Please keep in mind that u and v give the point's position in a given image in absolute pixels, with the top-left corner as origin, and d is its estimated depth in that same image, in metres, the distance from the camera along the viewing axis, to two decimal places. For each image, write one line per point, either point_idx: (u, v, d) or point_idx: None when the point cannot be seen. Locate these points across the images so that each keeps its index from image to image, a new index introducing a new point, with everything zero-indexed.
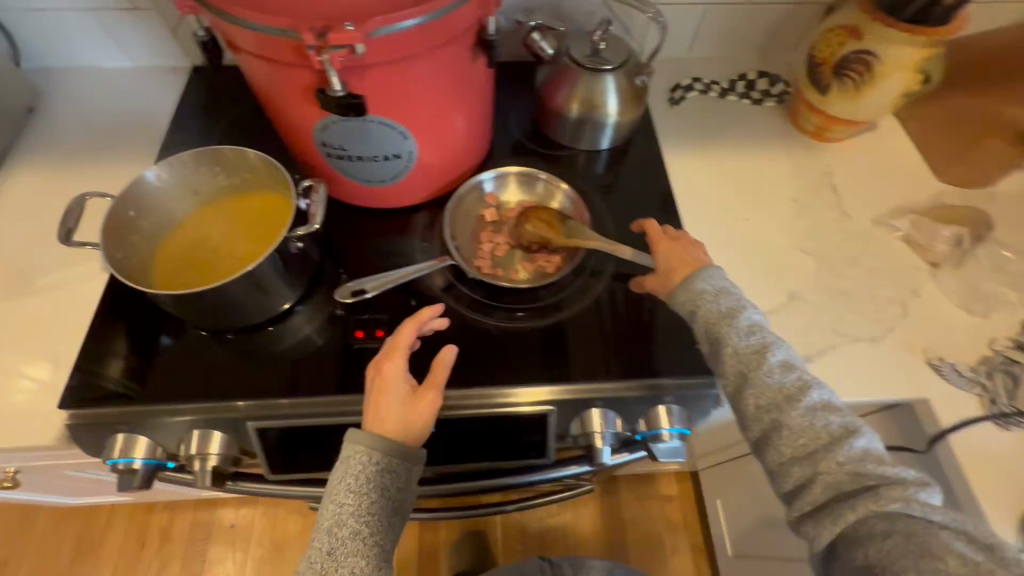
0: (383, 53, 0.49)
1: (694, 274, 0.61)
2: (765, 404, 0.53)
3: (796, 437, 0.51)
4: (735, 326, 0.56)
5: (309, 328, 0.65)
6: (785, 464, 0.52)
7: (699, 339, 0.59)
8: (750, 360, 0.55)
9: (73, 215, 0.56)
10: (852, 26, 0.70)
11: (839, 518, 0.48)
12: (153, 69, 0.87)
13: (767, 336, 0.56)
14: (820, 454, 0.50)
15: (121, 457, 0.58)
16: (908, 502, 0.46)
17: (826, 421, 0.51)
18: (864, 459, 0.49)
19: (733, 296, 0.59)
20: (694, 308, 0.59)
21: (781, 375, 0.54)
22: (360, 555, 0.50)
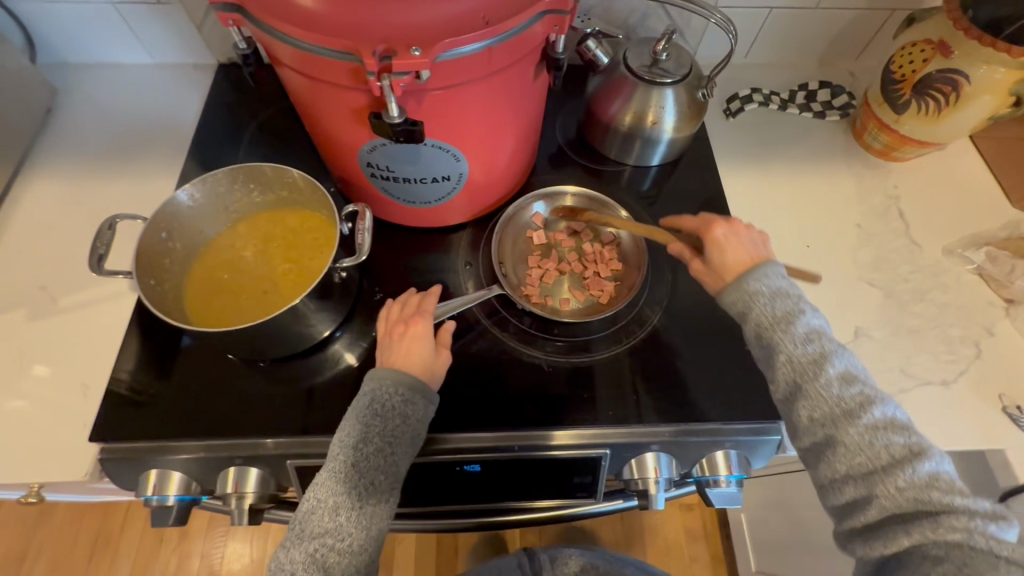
0: (446, 76, 0.45)
1: (747, 270, 0.52)
2: (819, 418, 0.47)
3: (854, 456, 0.45)
4: (791, 333, 0.49)
5: (350, 355, 0.62)
6: (837, 481, 0.46)
7: (751, 346, 0.52)
8: (805, 370, 0.48)
9: (103, 238, 0.52)
10: (939, 41, 0.64)
11: (891, 542, 0.43)
12: (178, 67, 0.82)
13: (828, 344, 0.48)
14: (877, 477, 0.44)
15: (155, 494, 0.55)
16: (974, 536, 0.40)
17: (887, 442, 0.44)
18: (930, 487, 0.42)
19: (792, 298, 0.50)
20: (743, 308, 0.52)
21: (840, 389, 0.47)
22: (380, 474, 0.50)
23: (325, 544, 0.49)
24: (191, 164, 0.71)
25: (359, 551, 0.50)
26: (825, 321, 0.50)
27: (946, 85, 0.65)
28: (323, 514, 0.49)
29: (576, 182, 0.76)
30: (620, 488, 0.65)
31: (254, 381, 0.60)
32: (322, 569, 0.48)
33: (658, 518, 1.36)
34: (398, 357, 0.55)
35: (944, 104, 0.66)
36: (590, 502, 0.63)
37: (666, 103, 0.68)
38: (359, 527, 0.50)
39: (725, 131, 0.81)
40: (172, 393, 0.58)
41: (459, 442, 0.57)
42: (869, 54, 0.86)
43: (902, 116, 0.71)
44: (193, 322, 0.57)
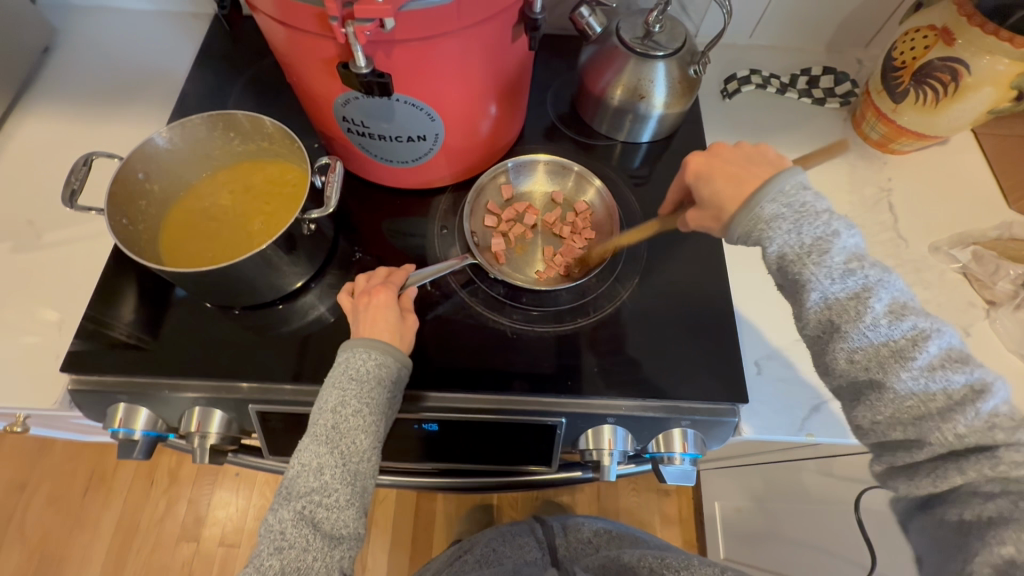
0: (416, 28, 0.44)
1: (757, 193, 0.48)
2: (865, 360, 0.44)
3: (902, 401, 0.43)
4: (824, 266, 0.45)
5: (320, 308, 0.63)
6: (880, 423, 0.45)
7: (771, 273, 0.49)
8: (843, 307, 0.45)
9: (78, 174, 0.53)
10: (943, 28, 0.62)
11: (942, 480, 0.42)
12: (175, 15, 0.82)
13: (870, 274, 0.45)
14: (931, 421, 0.42)
15: (121, 427, 0.57)
16: None
17: (947, 382, 0.42)
18: (991, 428, 0.41)
19: (821, 219, 0.46)
20: (760, 237, 0.48)
21: (889, 327, 0.44)
22: (360, 431, 0.51)
23: (312, 501, 0.49)
24: (179, 112, 0.71)
25: (347, 506, 0.50)
26: (860, 239, 0.47)
27: (945, 74, 0.62)
28: (308, 473, 0.50)
29: (563, 154, 0.75)
30: (578, 460, 0.66)
31: (225, 326, 0.61)
32: (312, 524, 0.49)
33: (635, 500, 1.37)
34: (365, 325, 0.55)
35: (943, 94, 0.64)
36: (547, 470, 0.64)
37: (656, 77, 0.66)
38: (345, 483, 0.50)
39: (721, 112, 0.79)
40: (141, 334, 0.60)
41: (437, 402, 0.58)
42: (879, 42, 0.83)
43: (900, 105, 0.68)
44: (166, 264, 0.58)
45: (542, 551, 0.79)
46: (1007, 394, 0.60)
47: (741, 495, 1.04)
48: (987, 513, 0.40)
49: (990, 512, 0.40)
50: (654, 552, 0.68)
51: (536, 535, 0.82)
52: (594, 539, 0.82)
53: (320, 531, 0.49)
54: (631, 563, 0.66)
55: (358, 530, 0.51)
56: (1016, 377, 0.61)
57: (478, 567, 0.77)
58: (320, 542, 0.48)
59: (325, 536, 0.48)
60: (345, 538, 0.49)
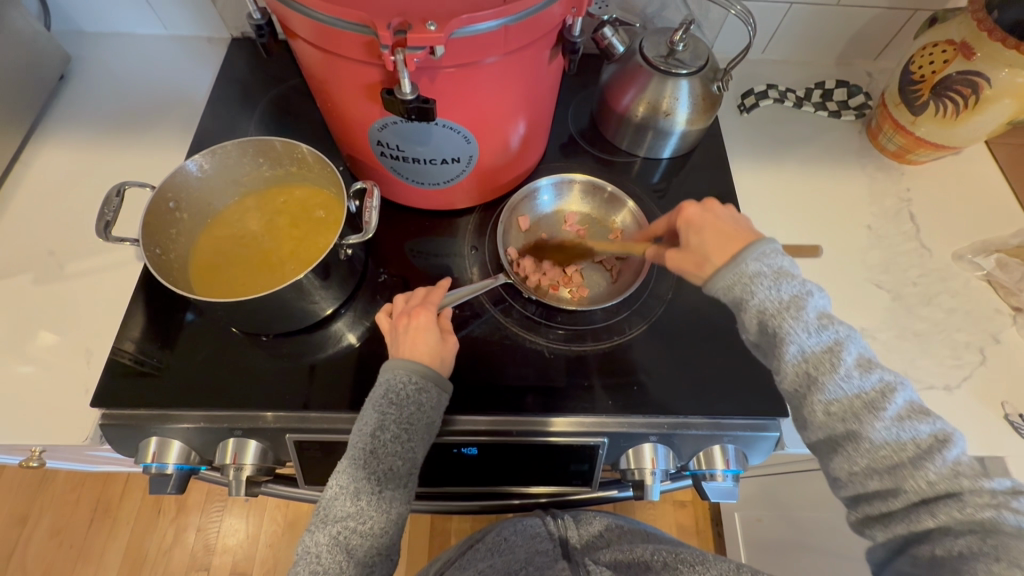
0: (462, 53, 0.45)
1: (743, 248, 0.48)
2: (839, 413, 0.44)
3: (878, 451, 0.42)
4: (801, 320, 0.45)
5: (351, 333, 0.62)
6: (857, 475, 0.43)
7: (749, 331, 0.48)
8: (819, 361, 0.44)
9: (111, 205, 0.52)
10: (961, 42, 0.63)
11: (914, 524, 0.41)
12: (192, 41, 0.82)
13: (840, 330, 0.45)
14: (905, 470, 0.41)
15: (154, 461, 0.55)
16: (998, 510, 0.38)
17: (914, 432, 0.42)
18: (957, 475, 0.40)
19: (797, 279, 0.47)
20: (740, 292, 0.47)
21: (861, 379, 0.44)
22: (398, 457, 0.50)
23: (347, 527, 0.48)
24: (201, 137, 0.71)
25: (381, 533, 0.49)
26: (831, 302, 0.47)
27: (964, 87, 0.64)
28: (345, 498, 0.48)
29: (586, 171, 0.75)
30: (616, 478, 0.66)
31: (256, 354, 0.60)
32: (346, 551, 0.48)
33: (651, 512, 1.35)
34: (402, 351, 0.53)
35: (963, 107, 0.65)
36: (586, 490, 0.63)
37: (680, 94, 0.67)
38: (380, 510, 0.49)
39: (739, 126, 0.80)
40: (146, 356, 0.58)
41: (467, 425, 0.57)
42: (888, 55, 0.85)
43: (919, 118, 0.70)
44: (197, 292, 0.57)
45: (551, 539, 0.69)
46: None
47: (764, 505, 1.03)
48: (959, 547, 0.39)
49: (960, 547, 0.39)
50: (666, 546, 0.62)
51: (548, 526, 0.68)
52: (605, 533, 0.69)
53: (353, 557, 0.48)
54: (642, 559, 0.60)
55: (387, 555, 0.50)
56: None
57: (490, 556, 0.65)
58: (353, 568, 0.48)
59: (357, 563, 0.48)
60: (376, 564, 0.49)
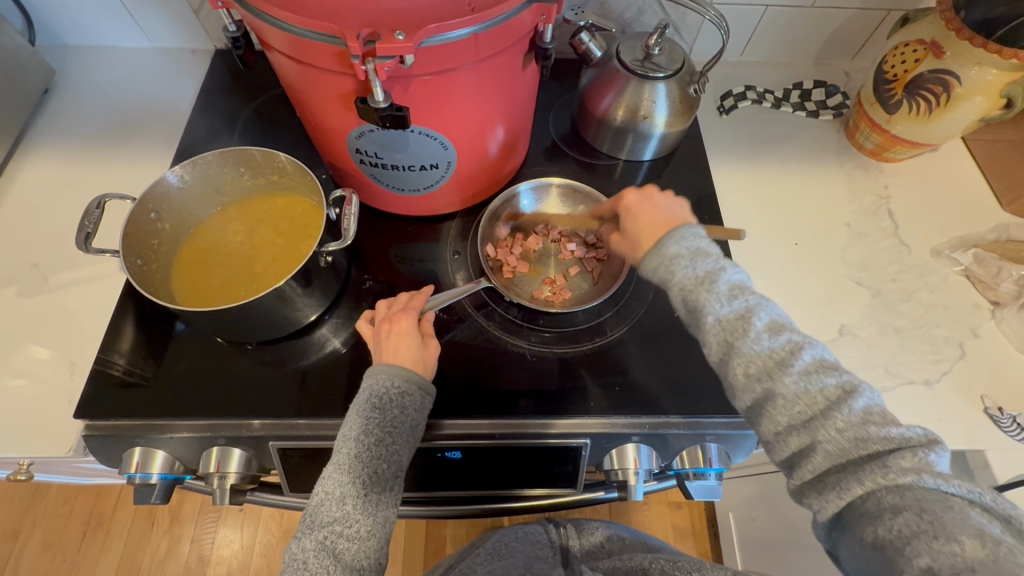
0: (433, 61, 0.45)
1: (666, 235, 0.51)
2: (754, 373, 0.45)
3: (793, 406, 0.43)
4: (714, 291, 0.47)
5: (335, 340, 0.63)
6: (781, 434, 0.44)
7: (676, 307, 0.50)
8: (734, 327, 0.46)
9: (92, 217, 0.53)
10: (931, 41, 0.65)
11: (845, 491, 0.40)
12: (176, 53, 0.83)
13: (752, 298, 0.47)
14: (820, 423, 0.42)
15: (138, 472, 0.56)
16: (920, 473, 0.38)
17: (822, 385, 0.43)
18: (866, 424, 0.41)
19: (711, 256, 0.49)
20: (665, 270, 0.50)
21: (770, 340, 0.45)
22: (382, 460, 0.49)
23: (334, 531, 0.47)
24: (185, 149, 0.71)
25: (369, 537, 0.48)
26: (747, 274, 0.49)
27: (936, 85, 0.65)
28: (331, 502, 0.48)
29: (569, 175, 0.76)
30: (601, 480, 0.66)
31: (241, 363, 0.60)
32: (334, 556, 0.46)
33: (647, 514, 1.35)
34: (385, 355, 0.54)
35: (935, 105, 0.66)
36: (572, 492, 0.64)
37: (657, 97, 0.68)
38: (367, 514, 0.48)
39: (719, 128, 0.81)
40: (133, 367, 0.59)
41: (454, 429, 0.57)
42: (865, 54, 0.86)
43: (893, 116, 0.71)
44: (179, 302, 0.58)
45: (554, 551, 0.71)
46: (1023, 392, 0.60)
47: (757, 505, 1.03)
48: (898, 527, 0.37)
49: (900, 525, 0.37)
50: (664, 556, 0.63)
51: (550, 535, 0.74)
52: (606, 544, 0.71)
53: (341, 563, 0.46)
54: (640, 565, 0.61)
55: (378, 561, 0.49)
56: None
57: (490, 560, 0.67)
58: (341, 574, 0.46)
59: (346, 568, 0.46)
60: (365, 570, 0.48)
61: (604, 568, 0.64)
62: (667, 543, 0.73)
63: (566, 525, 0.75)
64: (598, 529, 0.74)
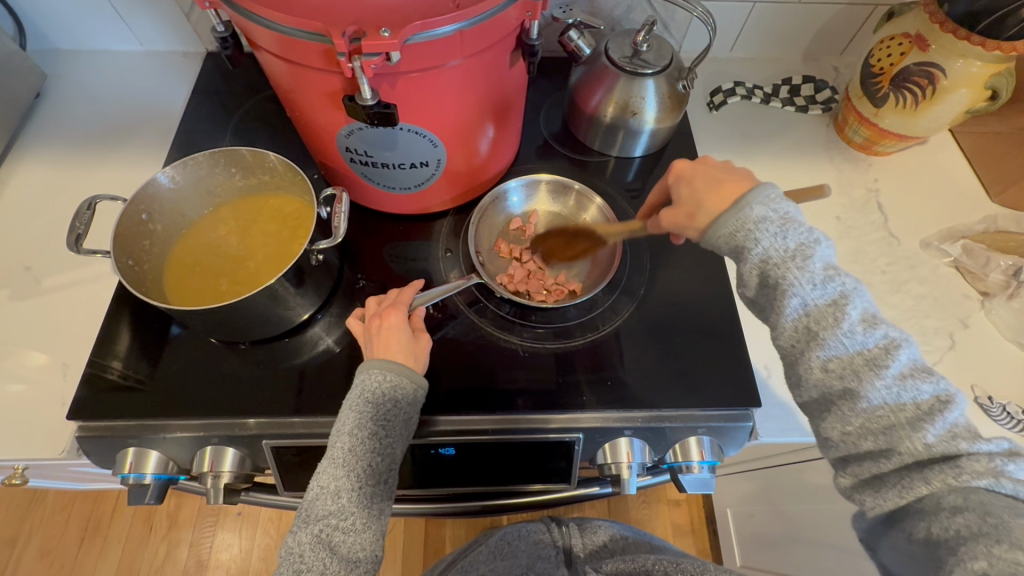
0: (419, 58, 0.46)
1: (747, 194, 0.48)
2: (839, 368, 0.44)
3: (874, 411, 0.43)
4: (806, 270, 0.45)
5: (328, 338, 0.63)
6: (851, 435, 0.44)
7: (749, 283, 0.49)
8: (821, 315, 0.45)
9: (83, 219, 0.53)
10: (916, 35, 0.65)
11: (908, 490, 0.42)
12: (167, 56, 0.83)
13: (847, 283, 0.45)
14: (901, 431, 0.42)
15: (132, 472, 0.56)
16: (996, 479, 0.39)
17: (916, 393, 0.42)
18: (954, 438, 0.41)
19: (803, 226, 0.46)
20: (741, 238, 0.47)
21: (865, 335, 0.44)
22: (377, 453, 0.50)
23: (329, 524, 0.47)
24: (177, 151, 0.72)
25: (364, 529, 0.48)
26: (838, 253, 0.47)
27: (922, 78, 0.65)
28: (326, 496, 0.48)
29: (559, 172, 0.76)
30: (595, 475, 0.66)
31: (234, 363, 0.60)
32: (329, 548, 0.47)
33: (646, 511, 1.35)
34: (377, 351, 0.54)
35: (922, 98, 0.67)
36: (566, 487, 0.64)
37: (646, 93, 0.68)
38: (362, 506, 0.48)
39: (709, 124, 0.82)
40: (127, 369, 0.59)
41: (448, 426, 0.57)
42: (853, 49, 0.86)
43: (881, 110, 0.71)
44: (172, 302, 0.58)
45: (557, 548, 0.71)
46: (1011, 381, 0.61)
47: (753, 501, 1.03)
48: (956, 527, 0.39)
49: (959, 525, 0.39)
50: (668, 557, 0.63)
51: (552, 535, 0.73)
52: (610, 544, 0.71)
53: (337, 555, 0.47)
54: (643, 566, 0.61)
55: (375, 553, 0.49)
56: (1016, 364, 0.62)
57: (493, 559, 0.69)
58: (337, 566, 0.46)
59: (342, 560, 0.47)
60: (361, 562, 0.48)
61: (609, 570, 0.64)
62: (671, 543, 0.73)
63: (568, 524, 0.75)
64: (603, 530, 0.74)
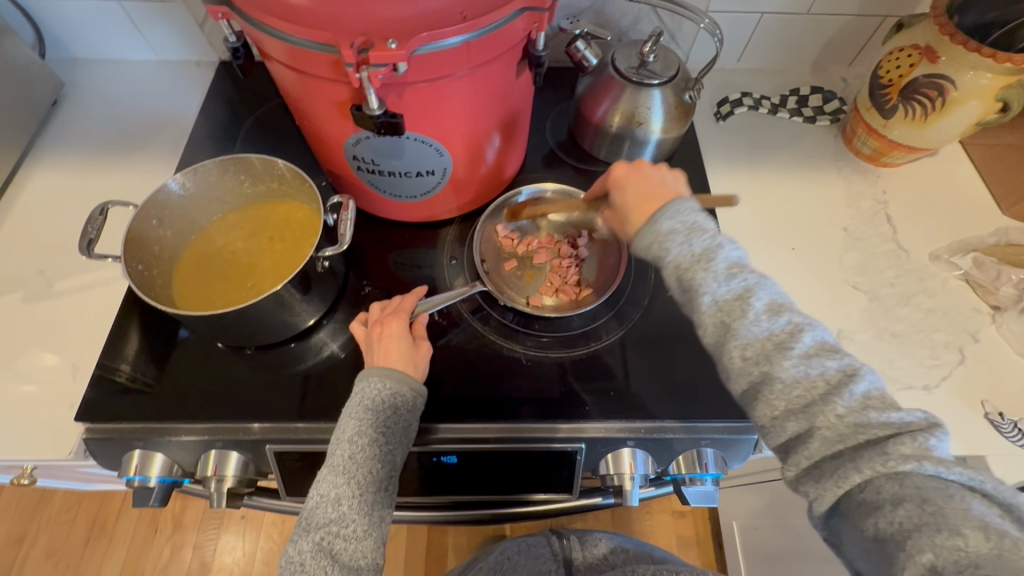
0: (426, 69, 0.46)
1: (658, 209, 0.50)
2: (753, 356, 0.44)
3: (792, 393, 0.43)
4: (711, 270, 0.46)
5: (333, 344, 0.63)
6: (778, 419, 0.44)
7: (672, 287, 0.49)
8: (732, 308, 0.45)
9: (94, 224, 0.54)
10: (925, 46, 0.65)
11: (843, 479, 0.40)
12: (182, 65, 0.85)
13: (750, 277, 0.46)
14: (819, 408, 0.42)
15: (137, 474, 0.56)
16: (921, 461, 0.38)
17: (823, 369, 0.43)
18: (866, 409, 0.41)
19: (708, 232, 0.48)
20: (657, 249, 0.49)
21: (769, 322, 0.44)
22: (377, 461, 0.49)
23: (330, 532, 0.47)
24: (189, 158, 0.73)
25: (364, 536, 0.48)
26: (744, 249, 0.48)
27: (931, 90, 0.65)
28: (326, 504, 0.48)
29: (565, 181, 0.76)
30: (598, 486, 0.66)
31: (240, 367, 0.61)
32: (330, 556, 0.46)
33: (650, 523, 1.33)
34: (377, 357, 0.54)
35: (931, 109, 0.66)
36: (568, 498, 0.63)
37: (653, 103, 0.68)
38: (363, 514, 0.48)
39: (716, 134, 0.81)
40: (135, 372, 0.59)
41: (449, 433, 0.57)
42: (862, 61, 0.86)
43: (890, 121, 0.71)
44: (179, 306, 0.59)
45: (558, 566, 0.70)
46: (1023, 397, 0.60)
47: (760, 514, 1.02)
48: (899, 520, 0.38)
49: (901, 518, 0.38)
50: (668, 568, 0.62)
51: (553, 547, 0.73)
52: (610, 556, 0.70)
53: (338, 563, 0.47)
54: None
55: (375, 561, 0.49)
56: None
57: None
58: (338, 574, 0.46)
59: (343, 568, 0.46)
60: (362, 570, 0.48)
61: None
62: (672, 555, 0.72)
63: (569, 537, 0.75)
64: (601, 542, 0.73)
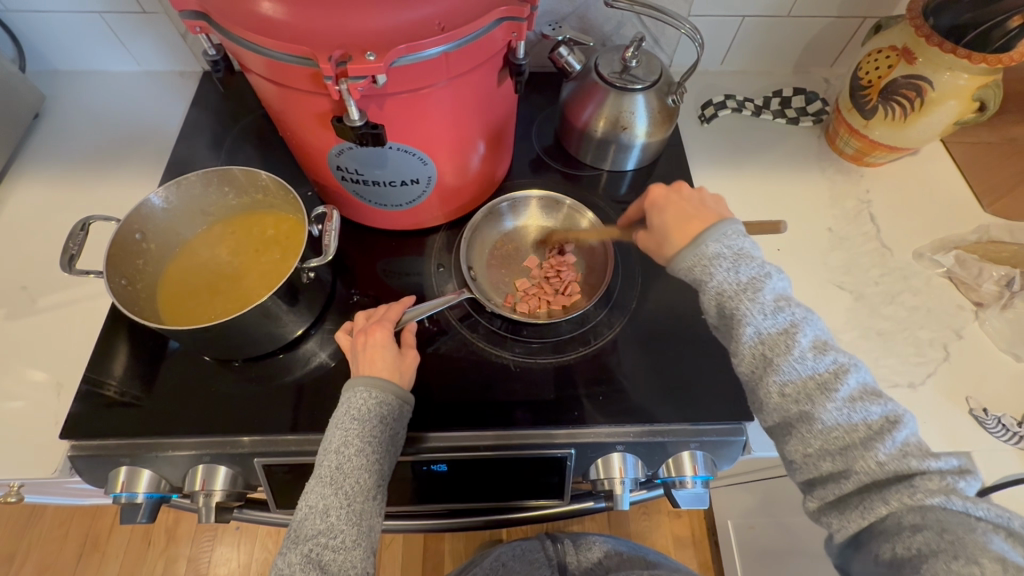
0: (406, 80, 0.46)
1: (705, 231, 0.51)
2: (794, 393, 0.45)
3: (830, 432, 0.44)
4: (757, 302, 0.47)
5: (321, 354, 0.63)
6: (812, 457, 0.44)
7: (710, 314, 0.50)
8: (775, 343, 0.46)
9: (76, 239, 0.53)
10: (903, 48, 0.66)
11: (869, 511, 0.42)
12: (165, 75, 0.84)
13: (796, 311, 0.47)
14: (856, 452, 0.43)
15: (124, 491, 0.55)
16: (948, 496, 0.40)
17: (866, 414, 0.43)
18: (906, 456, 0.42)
19: (755, 261, 0.49)
20: (699, 272, 0.50)
21: (815, 360, 0.45)
22: (365, 470, 0.49)
23: (318, 544, 0.47)
24: (173, 169, 0.72)
25: (353, 547, 0.48)
26: (789, 284, 0.49)
27: (910, 90, 0.66)
28: (315, 515, 0.48)
29: (551, 186, 0.77)
30: (590, 490, 0.66)
31: (227, 380, 0.61)
32: (320, 568, 0.46)
33: (646, 524, 1.33)
34: (363, 367, 0.54)
35: (910, 110, 0.67)
36: (559, 503, 0.63)
37: (636, 108, 0.69)
38: (351, 524, 0.48)
39: (700, 136, 0.82)
40: (122, 387, 0.59)
41: (439, 441, 0.57)
42: (843, 61, 0.87)
43: (870, 122, 0.72)
44: (164, 321, 0.58)
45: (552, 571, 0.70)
46: (1006, 393, 0.61)
47: (754, 513, 1.02)
48: (916, 546, 0.39)
49: (918, 544, 0.39)
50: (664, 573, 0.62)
51: (548, 552, 0.73)
52: (605, 561, 0.70)
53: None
54: None
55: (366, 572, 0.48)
56: (1010, 375, 0.62)
57: None
58: None
59: None
60: None
61: None
62: (667, 558, 0.72)
63: (564, 540, 0.75)
64: (597, 545, 0.73)
